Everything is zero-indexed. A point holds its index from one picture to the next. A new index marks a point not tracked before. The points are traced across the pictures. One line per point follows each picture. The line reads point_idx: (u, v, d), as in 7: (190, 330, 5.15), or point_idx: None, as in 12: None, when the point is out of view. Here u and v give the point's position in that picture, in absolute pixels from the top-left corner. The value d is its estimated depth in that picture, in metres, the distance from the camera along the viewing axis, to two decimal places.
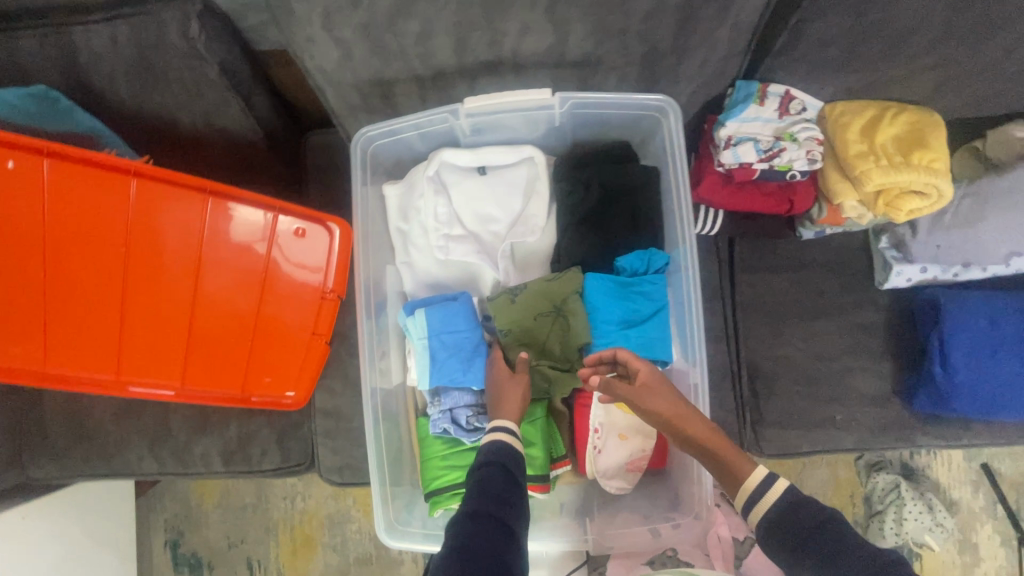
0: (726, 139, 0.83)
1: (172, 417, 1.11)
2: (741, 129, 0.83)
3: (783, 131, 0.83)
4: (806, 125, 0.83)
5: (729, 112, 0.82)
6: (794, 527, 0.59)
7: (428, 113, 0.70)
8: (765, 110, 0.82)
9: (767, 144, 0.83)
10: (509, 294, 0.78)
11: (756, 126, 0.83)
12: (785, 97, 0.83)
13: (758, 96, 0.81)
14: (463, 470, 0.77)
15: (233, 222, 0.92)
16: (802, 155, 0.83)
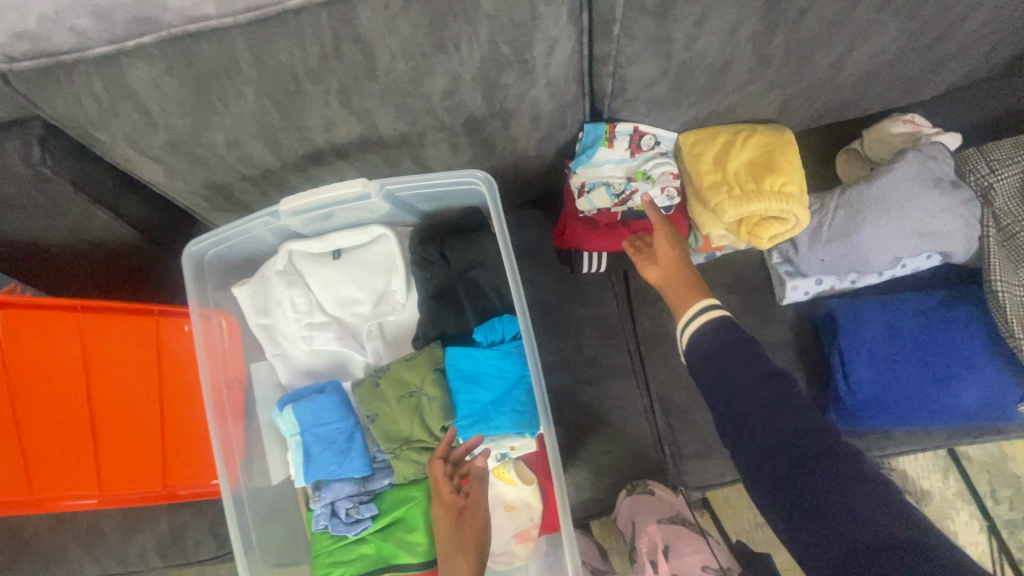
0: (579, 186, 0.82)
1: (104, 520, 1.11)
2: (593, 174, 0.81)
3: (637, 170, 0.81)
4: (660, 159, 0.81)
5: (579, 157, 0.80)
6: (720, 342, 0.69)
7: (246, 218, 0.69)
8: (615, 151, 0.80)
9: (621, 186, 0.82)
10: (374, 377, 0.78)
11: (608, 169, 0.81)
12: (637, 133, 0.79)
13: (607, 137, 0.79)
14: (349, 565, 0.75)
15: (110, 329, 0.93)
16: (659, 191, 0.82)
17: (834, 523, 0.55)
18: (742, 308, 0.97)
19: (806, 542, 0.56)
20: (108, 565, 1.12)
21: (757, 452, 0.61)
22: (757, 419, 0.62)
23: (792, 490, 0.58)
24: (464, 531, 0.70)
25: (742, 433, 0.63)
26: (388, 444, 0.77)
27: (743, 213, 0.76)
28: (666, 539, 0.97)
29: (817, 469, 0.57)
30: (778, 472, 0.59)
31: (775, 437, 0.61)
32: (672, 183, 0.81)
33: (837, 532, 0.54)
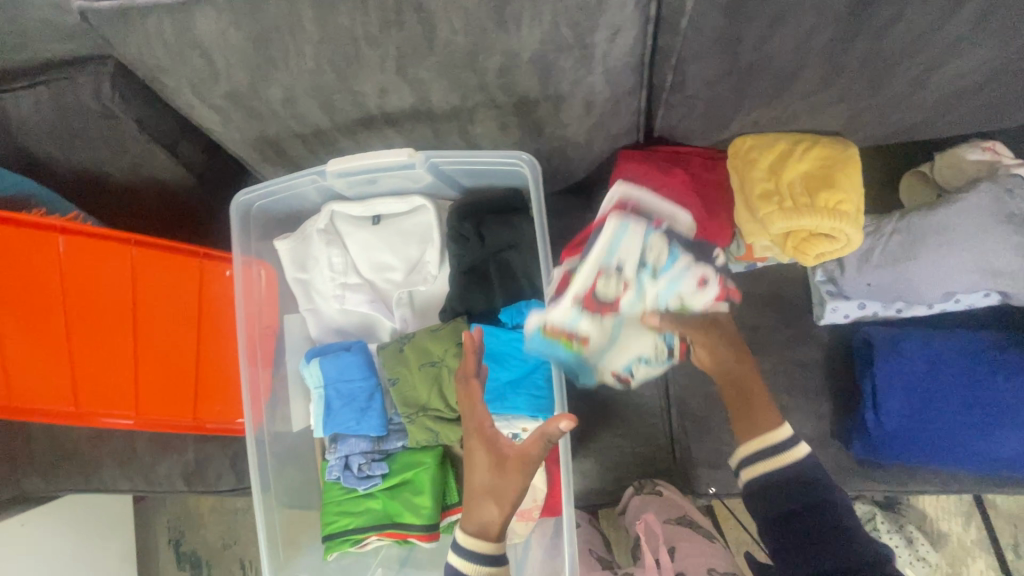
0: (621, 378, 0.81)
1: (138, 441, 1.19)
2: (621, 364, 0.79)
3: (635, 294, 0.74)
4: (651, 280, 0.74)
5: (577, 364, 0.76)
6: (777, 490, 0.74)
7: (293, 175, 0.71)
8: (602, 332, 0.74)
9: (656, 343, 0.78)
10: (398, 343, 0.80)
11: (631, 338, 0.77)
12: (585, 299, 0.72)
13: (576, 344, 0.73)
14: (356, 517, 0.79)
15: (164, 267, 0.98)
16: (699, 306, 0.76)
17: None
18: (776, 324, 0.94)
19: None
20: (138, 482, 1.21)
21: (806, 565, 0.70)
22: (805, 542, 0.71)
23: None
24: (506, 482, 0.63)
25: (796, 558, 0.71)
26: (403, 409, 0.78)
27: (791, 227, 0.73)
28: (672, 540, 0.98)
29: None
30: None
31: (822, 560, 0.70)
32: (709, 285, 0.74)
33: None
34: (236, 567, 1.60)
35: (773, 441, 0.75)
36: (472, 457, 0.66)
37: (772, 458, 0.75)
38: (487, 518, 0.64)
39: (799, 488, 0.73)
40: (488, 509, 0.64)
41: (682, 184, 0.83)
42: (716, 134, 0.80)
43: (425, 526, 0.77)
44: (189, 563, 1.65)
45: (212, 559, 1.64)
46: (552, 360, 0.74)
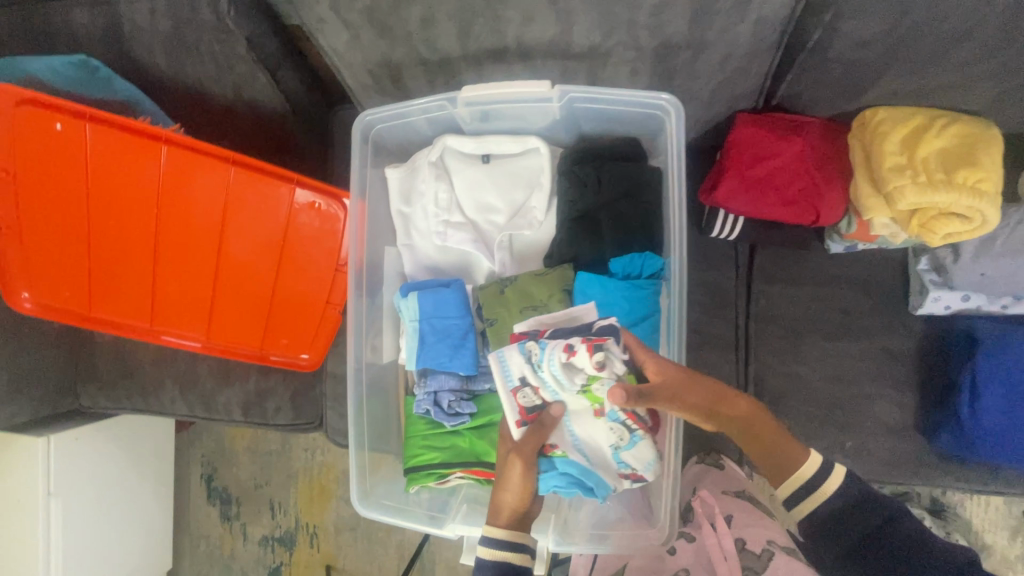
0: (635, 478, 0.70)
1: (201, 366, 1.20)
2: (613, 462, 0.70)
3: (553, 390, 0.70)
4: (548, 378, 0.69)
5: (584, 471, 0.70)
6: (848, 528, 0.68)
7: (424, 100, 0.70)
8: (567, 442, 0.72)
9: (613, 427, 0.69)
10: (498, 284, 0.79)
11: (591, 431, 0.71)
12: (523, 415, 0.71)
13: (548, 451, 0.72)
14: (441, 452, 0.79)
15: (255, 192, 0.97)
16: (593, 368, 0.66)
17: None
18: (868, 309, 0.93)
19: None
20: (196, 407, 1.22)
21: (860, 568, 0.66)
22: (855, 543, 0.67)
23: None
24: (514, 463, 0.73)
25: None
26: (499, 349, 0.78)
27: (924, 202, 0.71)
28: (729, 509, 0.96)
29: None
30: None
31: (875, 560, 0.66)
32: (584, 351, 0.66)
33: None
34: (266, 508, 1.59)
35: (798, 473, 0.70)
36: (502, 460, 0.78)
37: (806, 498, 0.69)
38: (499, 502, 0.71)
39: (865, 515, 0.68)
40: (501, 489, 0.71)
41: (800, 153, 0.81)
42: (845, 103, 0.78)
43: None
44: (221, 499, 1.61)
45: (244, 497, 1.60)
46: (554, 488, 0.71)
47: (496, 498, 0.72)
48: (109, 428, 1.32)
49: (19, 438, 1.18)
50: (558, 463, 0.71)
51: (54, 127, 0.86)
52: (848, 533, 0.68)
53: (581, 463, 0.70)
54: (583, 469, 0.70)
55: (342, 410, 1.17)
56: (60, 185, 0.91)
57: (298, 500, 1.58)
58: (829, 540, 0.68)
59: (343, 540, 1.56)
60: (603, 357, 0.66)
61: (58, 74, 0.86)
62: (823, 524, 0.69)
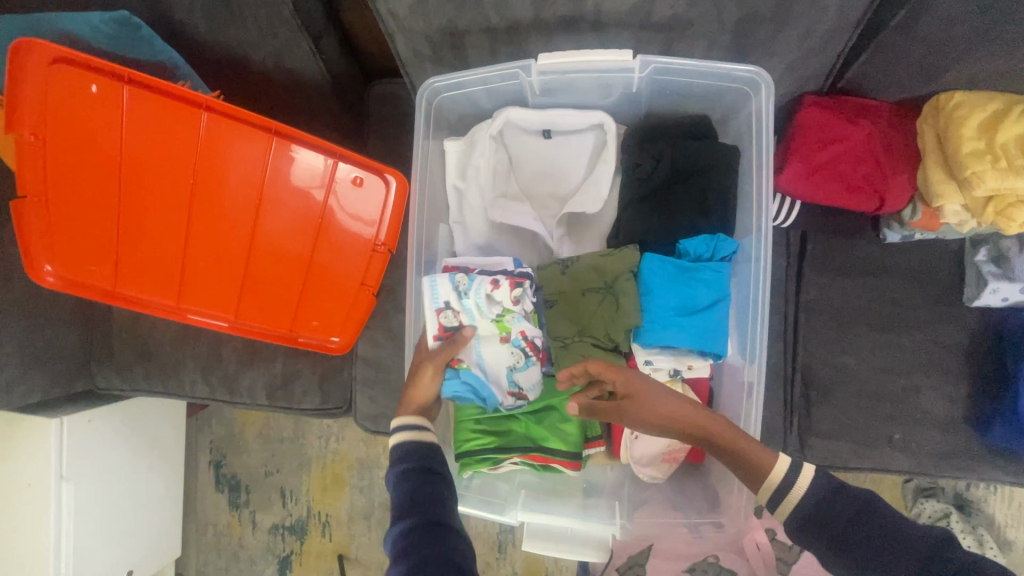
0: (521, 397, 0.74)
1: (225, 348, 1.16)
2: (505, 381, 0.73)
3: (472, 316, 0.72)
4: (473, 304, 0.72)
5: (480, 385, 0.73)
6: (829, 525, 0.63)
7: (499, 67, 0.67)
8: (471, 358, 0.73)
9: (513, 351, 0.73)
10: (560, 265, 0.76)
11: (495, 355, 0.73)
12: (440, 331, 0.72)
13: (455, 364, 0.72)
14: (496, 436, 0.76)
15: (296, 165, 0.93)
16: (510, 302, 0.72)
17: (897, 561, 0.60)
18: (920, 300, 0.92)
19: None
20: (217, 390, 1.18)
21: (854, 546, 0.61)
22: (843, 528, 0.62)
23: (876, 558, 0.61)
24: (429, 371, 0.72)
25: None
26: (557, 333, 0.75)
27: (1002, 189, 0.71)
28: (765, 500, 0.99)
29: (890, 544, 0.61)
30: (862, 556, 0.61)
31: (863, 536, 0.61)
32: (505, 286, 0.71)
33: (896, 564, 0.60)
34: (277, 496, 1.55)
35: (758, 473, 0.65)
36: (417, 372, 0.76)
37: (780, 502, 0.65)
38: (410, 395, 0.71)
39: (839, 510, 0.63)
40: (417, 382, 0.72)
41: (869, 138, 0.79)
42: (917, 86, 0.77)
43: (570, 453, 0.75)
44: (229, 486, 1.57)
45: (254, 484, 1.56)
46: (454, 394, 0.73)
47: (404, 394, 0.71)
48: (122, 411, 1.27)
49: (30, 419, 1.13)
50: (461, 373, 0.72)
51: (90, 88, 0.83)
52: (835, 518, 0.63)
53: (480, 376, 0.73)
54: (480, 381, 0.73)
55: (372, 395, 1.14)
56: (89, 149, 0.86)
57: (310, 488, 1.54)
58: (816, 533, 0.63)
59: (356, 529, 1.52)
60: (521, 294, 0.72)
61: (98, 31, 0.82)
62: (810, 518, 0.64)
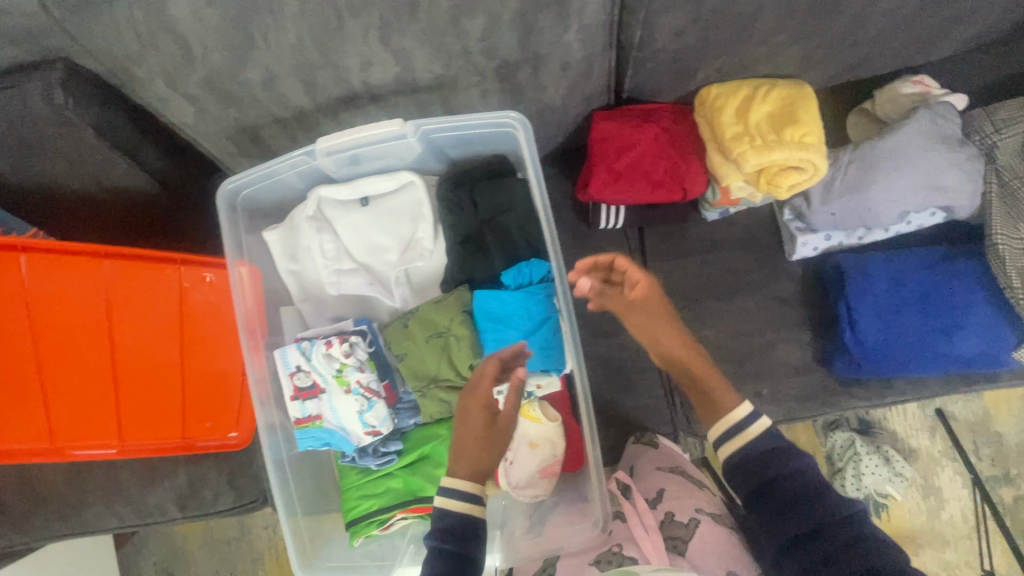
0: (376, 433, 0.77)
1: (122, 474, 1.12)
2: (356, 425, 0.77)
3: (321, 375, 0.76)
4: (312, 366, 0.76)
5: (338, 433, 0.77)
6: (751, 477, 0.75)
7: (281, 157, 0.70)
8: (325, 413, 0.77)
9: (356, 399, 0.76)
10: (402, 319, 0.80)
11: (344, 407, 0.76)
12: (297, 392, 0.77)
13: (315, 420, 0.77)
14: (377, 497, 0.79)
15: (138, 279, 0.93)
16: (343, 357, 0.75)
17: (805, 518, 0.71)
18: (751, 264, 1.01)
19: (781, 538, 0.72)
20: (127, 517, 1.14)
21: (774, 503, 0.73)
22: (764, 484, 0.74)
23: (787, 515, 0.72)
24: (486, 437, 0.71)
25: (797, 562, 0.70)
26: (415, 384, 0.79)
27: (763, 162, 0.78)
28: (661, 483, 0.95)
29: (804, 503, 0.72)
30: (776, 508, 0.72)
31: (782, 494, 0.72)
32: (337, 344, 0.76)
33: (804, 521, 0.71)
34: None
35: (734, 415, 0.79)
36: (467, 420, 0.72)
37: (733, 437, 0.78)
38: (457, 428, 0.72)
39: (764, 467, 0.75)
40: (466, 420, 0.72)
41: (655, 137, 0.86)
42: (682, 86, 0.85)
43: None
44: None
45: None
46: (312, 447, 0.79)
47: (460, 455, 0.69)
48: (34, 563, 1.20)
49: None
50: (327, 426, 0.77)
51: None
52: (754, 474, 0.75)
53: (334, 425, 0.77)
54: (335, 430, 0.77)
55: None
56: None
57: None
58: (738, 485, 0.76)
59: None
60: (349, 346, 0.76)
61: None
62: (740, 466, 0.77)
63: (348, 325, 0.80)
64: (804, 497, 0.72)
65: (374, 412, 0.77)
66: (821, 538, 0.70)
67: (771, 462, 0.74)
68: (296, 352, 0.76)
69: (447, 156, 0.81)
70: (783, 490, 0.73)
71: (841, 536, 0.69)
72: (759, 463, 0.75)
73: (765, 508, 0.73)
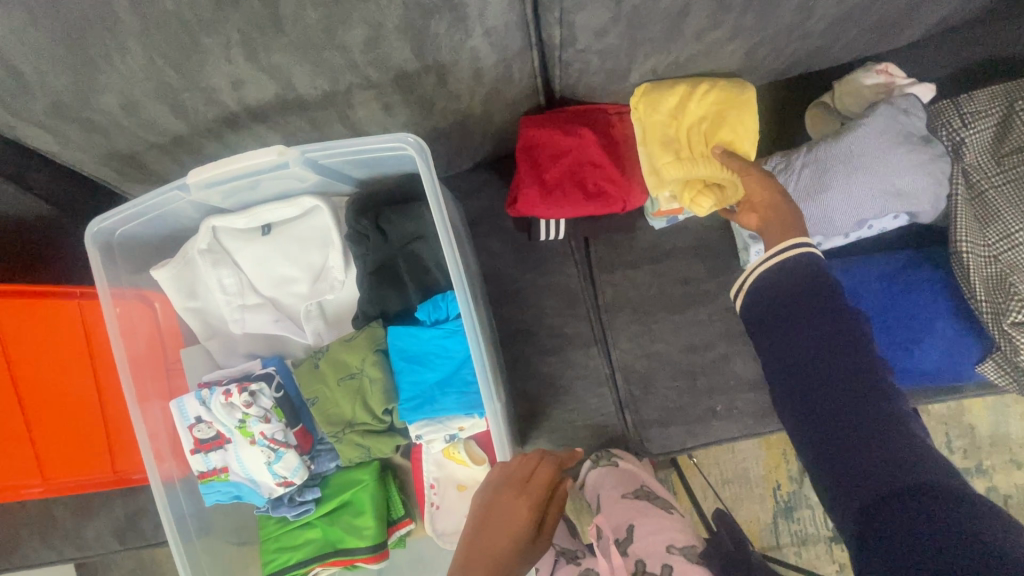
0: (288, 484, 0.72)
1: (54, 507, 1.01)
2: (266, 477, 0.71)
3: (224, 426, 0.70)
4: (214, 417, 0.70)
5: (249, 485, 0.72)
6: (779, 281, 0.61)
7: (150, 192, 0.63)
8: (232, 465, 0.72)
9: (262, 451, 0.70)
10: (312, 359, 0.74)
11: (251, 460, 0.71)
12: (199, 444, 0.71)
13: (222, 472, 0.72)
14: (295, 550, 0.75)
15: (34, 312, 0.83)
16: (245, 408, 0.69)
17: (819, 344, 0.57)
18: (705, 273, 0.93)
19: (788, 354, 0.58)
20: (67, 551, 1.02)
21: (801, 316, 0.58)
22: (800, 288, 0.59)
23: (804, 340, 0.57)
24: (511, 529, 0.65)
25: (792, 375, 0.58)
26: (328, 429, 0.72)
27: (687, 176, 0.72)
28: (630, 518, 0.87)
29: (831, 334, 0.56)
30: (796, 323, 0.58)
31: (812, 312, 0.58)
32: (236, 394, 0.69)
33: (816, 343, 0.57)
34: None
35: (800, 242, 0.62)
36: (501, 506, 0.66)
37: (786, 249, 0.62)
38: (491, 540, 0.63)
39: (807, 279, 0.60)
40: (494, 531, 0.64)
41: (590, 143, 0.77)
42: (616, 87, 0.77)
43: (372, 547, 0.73)
44: None
45: None
46: (219, 500, 0.74)
47: (489, 549, 0.63)
48: None
49: None
50: (235, 478, 0.72)
51: None
52: (788, 283, 0.60)
53: (243, 478, 0.72)
54: (244, 482, 0.72)
55: None
56: None
57: None
58: (759, 286, 0.62)
59: None
60: (251, 396, 0.69)
61: None
62: (766, 286, 0.62)
63: (253, 366, 0.74)
64: (836, 324, 0.57)
65: (283, 463, 0.71)
66: (841, 357, 0.56)
67: (817, 276, 0.60)
68: (197, 403, 0.70)
69: (355, 177, 0.73)
70: (818, 310, 0.58)
71: (862, 375, 0.55)
72: (806, 280, 0.60)
73: (781, 315, 0.60)
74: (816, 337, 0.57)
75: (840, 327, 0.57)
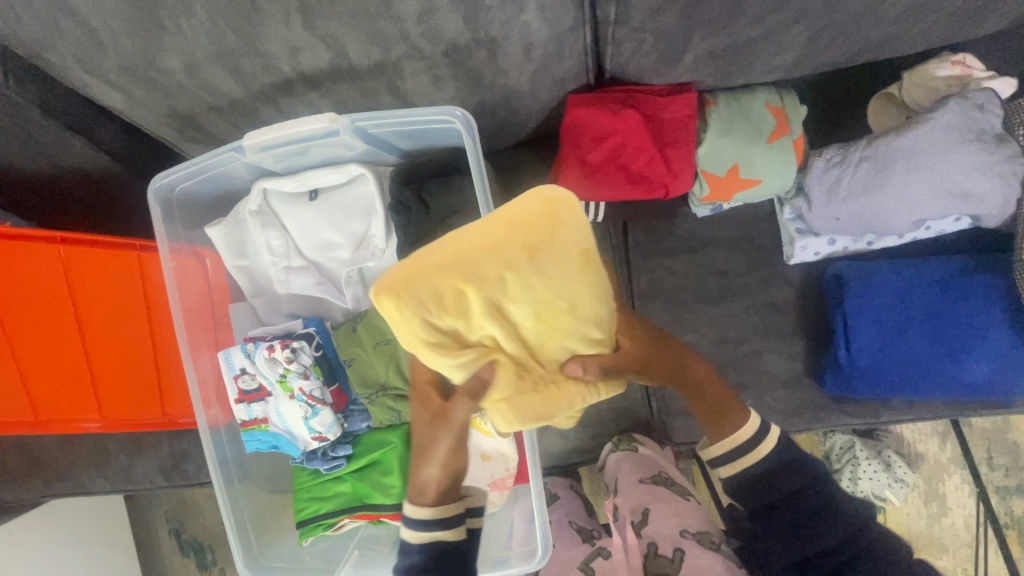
0: (322, 439, 0.76)
1: (108, 443, 1.08)
2: (302, 431, 0.75)
3: (266, 379, 0.74)
4: (256, 370, 0.74)
5: (287, 437, 0.76)
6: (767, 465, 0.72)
7: (209, 152, 0.66)
8: (272, 416, 0.76)
9: (300, 406, 0.74)
10: (352, 322, 0.79)
11: (290, 413, 0.75)
12: (243, 394, 0.75)
13: (262, 422, 0.76)
14: (324, 501, 0.79)
15: (96, 262, 0.88)
16: (285, 363, 0.73)
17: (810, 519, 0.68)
18: (745, 265, 0.91)
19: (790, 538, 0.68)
20: (118, 485, 1.10)
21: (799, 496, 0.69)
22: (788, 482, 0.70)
23: (800, 519, 0.68)
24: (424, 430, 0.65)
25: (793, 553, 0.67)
26: (362, 391, 0.76)
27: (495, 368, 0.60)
28: (647, 502, 0.90)
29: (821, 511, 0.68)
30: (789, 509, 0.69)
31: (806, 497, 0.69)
32: (278, 350, 0.73)
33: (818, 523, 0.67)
34: None
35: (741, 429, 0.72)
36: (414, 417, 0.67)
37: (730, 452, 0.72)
38: (424, 483, 0.65)
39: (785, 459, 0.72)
40: (424, 470, 0.65)
41: (637, 124, 0.75)
42: (669, 69, 0.75)
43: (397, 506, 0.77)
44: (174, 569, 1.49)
45: None
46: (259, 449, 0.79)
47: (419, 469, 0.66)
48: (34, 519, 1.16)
49: None
50: (275, 430, 0.76)
51: None
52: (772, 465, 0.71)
53: (281, 429, 0.76)
54: (283, 433, 0.76)
55: None
56: None
57: None
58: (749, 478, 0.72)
59: None
60: (292, 353, 0.73)
61: None
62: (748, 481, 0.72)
63: (296, 326, 0.78)
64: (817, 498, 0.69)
65: (319, 419, 0.75)
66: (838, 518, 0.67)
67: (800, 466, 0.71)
68: (242, 356, 0.74)
69: (400, 147, 0.75)
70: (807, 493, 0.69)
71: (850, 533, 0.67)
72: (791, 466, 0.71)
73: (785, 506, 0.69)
74: (804, 509, 0.68)
75: (825, 488, 0.69)
